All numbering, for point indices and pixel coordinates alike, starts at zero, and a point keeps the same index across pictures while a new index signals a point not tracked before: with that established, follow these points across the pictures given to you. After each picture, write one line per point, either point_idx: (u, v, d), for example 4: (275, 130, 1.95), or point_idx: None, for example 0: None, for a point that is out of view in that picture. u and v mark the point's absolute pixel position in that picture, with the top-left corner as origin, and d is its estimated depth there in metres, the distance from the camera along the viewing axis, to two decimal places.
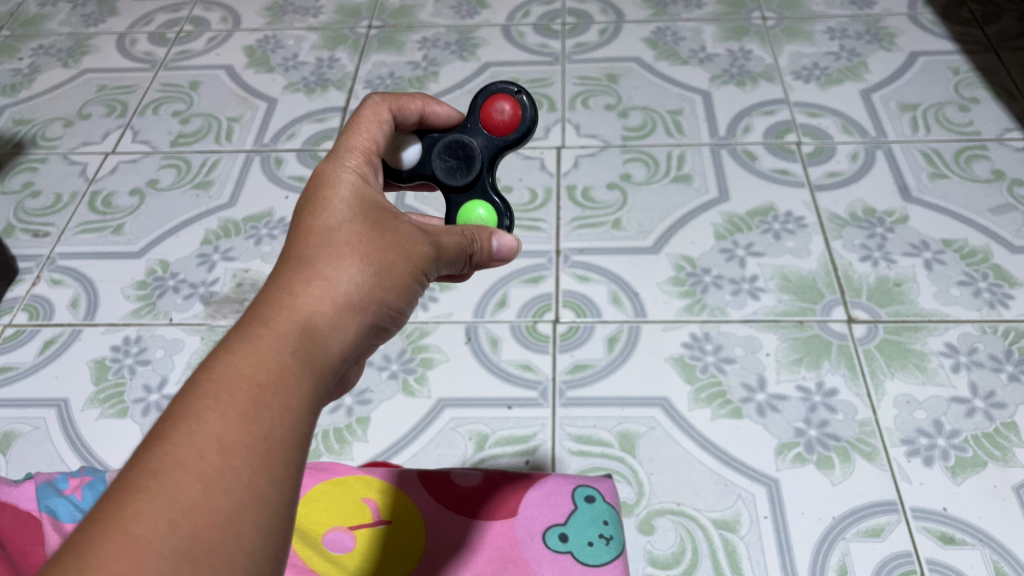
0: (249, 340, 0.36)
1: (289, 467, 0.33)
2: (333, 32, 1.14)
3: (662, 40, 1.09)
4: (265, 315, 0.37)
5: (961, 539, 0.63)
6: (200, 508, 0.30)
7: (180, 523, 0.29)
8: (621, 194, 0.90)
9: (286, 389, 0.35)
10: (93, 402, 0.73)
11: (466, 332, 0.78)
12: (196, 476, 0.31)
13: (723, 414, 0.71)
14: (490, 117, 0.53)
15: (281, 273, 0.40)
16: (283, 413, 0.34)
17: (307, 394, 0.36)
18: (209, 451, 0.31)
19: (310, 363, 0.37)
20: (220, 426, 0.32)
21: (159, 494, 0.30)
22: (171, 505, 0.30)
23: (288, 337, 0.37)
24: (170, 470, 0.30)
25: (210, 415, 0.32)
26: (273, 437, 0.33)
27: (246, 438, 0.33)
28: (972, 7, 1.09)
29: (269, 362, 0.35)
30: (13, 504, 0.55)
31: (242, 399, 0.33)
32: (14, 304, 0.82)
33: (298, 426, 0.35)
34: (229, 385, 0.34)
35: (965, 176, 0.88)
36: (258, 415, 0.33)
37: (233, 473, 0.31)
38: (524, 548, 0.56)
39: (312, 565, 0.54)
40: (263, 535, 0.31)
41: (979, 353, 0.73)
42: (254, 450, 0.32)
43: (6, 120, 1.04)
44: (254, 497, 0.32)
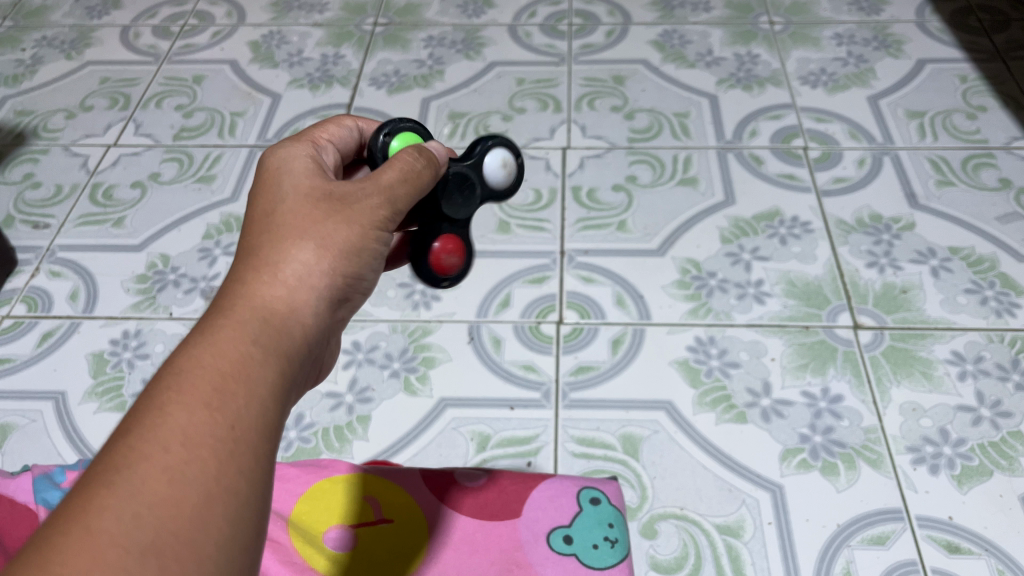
0: (205, 334, 0.35)
1: (257, 454, 0.33)
2: (339, 29, 1.13)
3: (670, 43, 1.09)
4: (224, 309, 0.37)
5: (967, 548, 0.62)
6: (167, 500, 0.29)
7: (146, 517, 0.29)
8: (627, 196, 0.89)
9: (247, 375, 0.35)
10: (92, 395, 0.72)
11: (469, 331, 0.77)
12: (161, 469, 0.30)
13: (727, 418, 0.70)
14: (456, 245, 0.51)
15: (243, 265, 0.40)
16: (247, 400, 0.34)
17: (270, 377, 0.35)
18: (173, 443, 0.31)
19: (272, 349, 0.36)
20: (183, 418, 0.32)
21: (123, 489, 0.29)
22: (136, 499, 0.29)
23: (247, 329, 0.36)
24: (134, 466, 0.30)
25: (173, 407, 0.32)
26: (239, 424, 0.33)
27: (212, 428, 0.32)
28: (980, 16, 1.09)
29: (230, 351, 0.35)
30: (9, 497, 0.54)
31: (203, 389, 0.33)
32: (12, 295, 0.81)
33: (264, 411, 0.34)
34: (189, 378, 0.33)
35: (972, 184, 0.88)
36: (222, 403, 0.33)
37: (199, 463, 0.31)
38: (529, 550, 0.55)
39: (313, 565, 0.53)
40: (236, 530, 0.31)
41: (986, 361, 0.73)
42: (221, 440, 0.32)
43: (7, 111, 1.03)
44: (223, 487, 0.31)
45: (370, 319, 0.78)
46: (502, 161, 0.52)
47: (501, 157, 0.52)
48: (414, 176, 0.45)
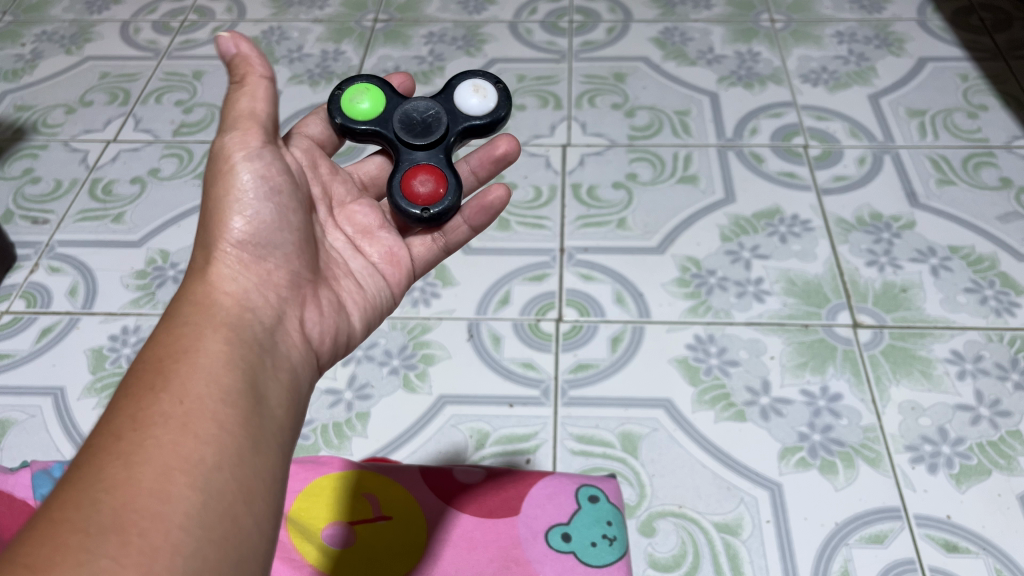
0: (153, 346, 0.41)
1: (206, 421, 0.38)
2: (339, 25, 1.13)
3: (671, 40, 1.08)
4: (174, 319, 0.43)
5: (965, 548, 0.62)
6: (123, 482, 0.34)
7: (104, 500, 0.33)
8: (627, 194, 0.89)
9: (187, 356, 0.40)
10: (91, 391, 0.72)
11: (468, 328, 0.77)
12: (116, 457, 0.35)
13: (725, 416, 0.70)
14: (424, 172, 0.55)
15: (192, 280, 0.45)
16: (187, 380, 0.39)
17: (208, 350, 0.41)
18: (123, 435, 0.36)
19: (217, 331, 0.42)
20: (128, 415, 0.37)
21: (85, 482, 0.34)
22: (95, 487, 0.34)
23: (188, 328, 0.42)
24: (93, 463, 0.35)
25: (122, 408, 0.38)
26: (185, 399, 0.38)
27: (156, 414, 0.37)
28: (982, 15, 1.09)
29: (173, 350, 0.41)
30: (8, 492, 0.55)
31: (143, 387, 0.39)
32: (12, 290, 0.81)
33: (210, 381, 0.39)
34: (134, 383, 0.39)
35: (973, 183, 0.88)
36: (163, 391, 0.38)
37: (151, 441, 0.36)
38: (527, 547, 0.55)
39: (312, 561, 0.53)
40: (199, 489, 0.35)
41: (985, 361, 0.73)
42: (168, 419, 0.37)
43: (7, 106, 1.03)
44: (177, 455, 0.36)
45: None
46: (471, 91, 0.59)
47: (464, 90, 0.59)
48: (257, 113, 0.48)
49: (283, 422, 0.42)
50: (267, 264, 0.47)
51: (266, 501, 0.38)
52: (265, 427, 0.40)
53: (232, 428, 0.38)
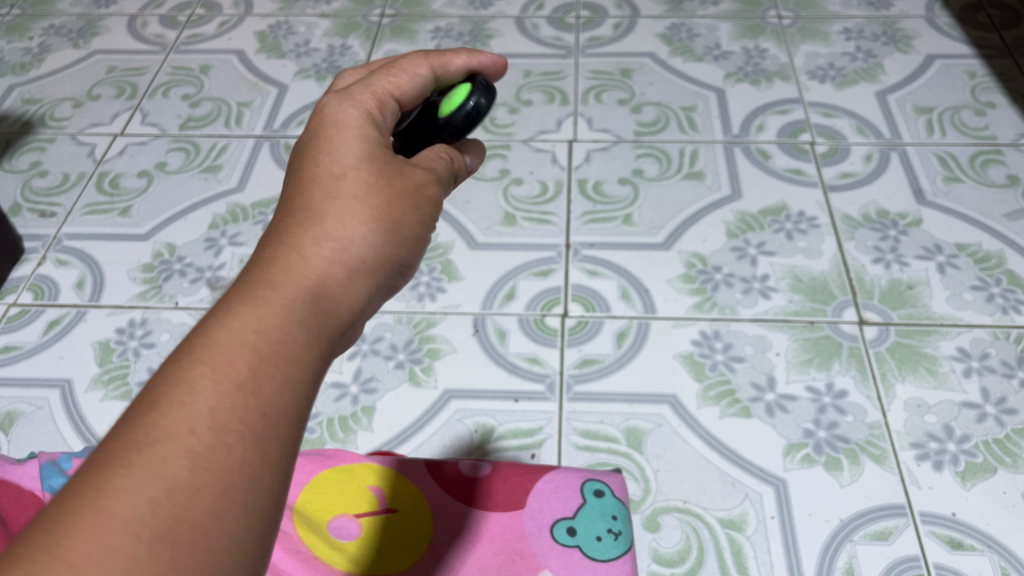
0: (255, 301, 0.33)
1: (289, 446, 0.31)
2: (346, 20, 1.13)
3: (677, 37, 1.08)
4: (273, 275, 0.35)
5: (969, 545, 0.62)
6: (183, 487, 0.27)
7: (160, 502, 0.27)
8: (633, 189, 0.89)
9: (291, 346, 0.33)
10: (97, 383, 0.73)
11: (474, 323, 0.77)
12: (184, 450, 0.28)
13: (731, 413, 0.70)
14: None
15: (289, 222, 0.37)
16: (285, 383, 0.32)
17: (306, 349, 0.33)
18: (200, 423, 0.29)
19: (316, 332, 0.34)
20: (215, 397, 0.30)
21: (141, 470, 0.27)
22: (153, 479, 0.27)
23: (297, 299, 0.34)
24: (155, 444, 0.28)
25: (204, 376, 0.30)
26: (272, 410, 0.31)
27: (243, 413, 0.30)
28: (990, 12, 1.08)
29: (276, 326, 0.33)
30: (17, 483, 0.56)
31: (241, 369, 0.31)
32: (19, 283, 0.81)
33: (301, 396, 0.32)
34: (227, 351, 0.31)
35: (979, 180, 0.88)
36: (258, 383, 0.31)
37: (228, 452, 0.29)
38: (531, 541, 0.55)
39: (316, 551, 0.53)
40: (258, 525, 0.29)
41: (991, 359, 0.73)
42: (252, 427, 0.30)
43: (15, 99, 1.03)
44: (251, 478, 0.29)
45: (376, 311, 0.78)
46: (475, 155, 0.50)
47: None
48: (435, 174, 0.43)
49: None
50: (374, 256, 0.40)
51: None
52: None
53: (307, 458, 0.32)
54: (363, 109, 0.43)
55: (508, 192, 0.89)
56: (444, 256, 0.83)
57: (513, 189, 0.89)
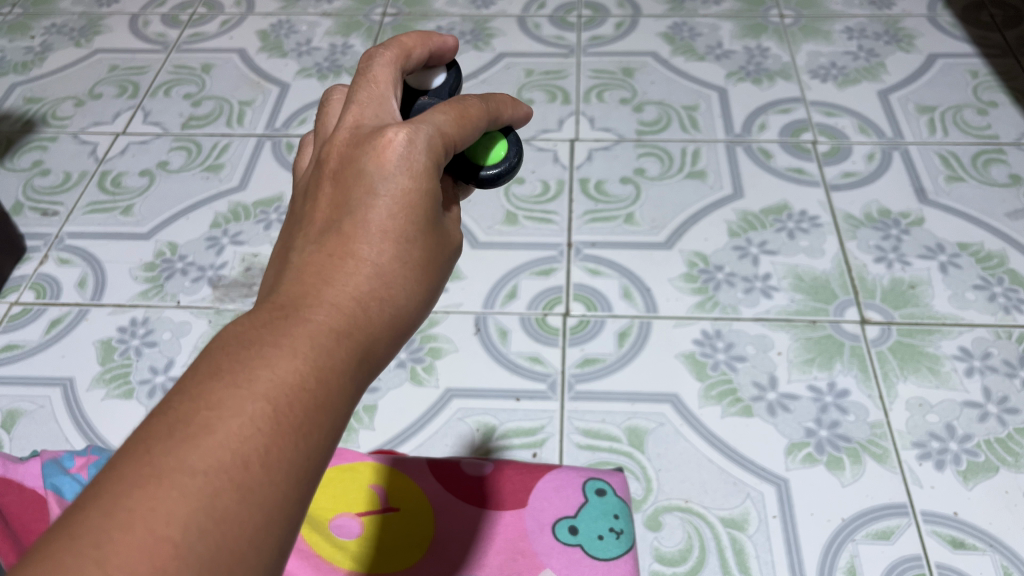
0: (310, 334, 0.34)
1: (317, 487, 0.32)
2: (348, 19, 1.13)
3: (679, 36, 1.08)
4: (324, 305, 0.35)
5: (972, 544, 0.62)
6: (230, 519, 0.28)
7: (209, 533, 0.28)
8: (634, 189, 0.89)
9: (337, 390, 0.34)
10: (99, 382, 0.73)
11: (476, 322, 0.77)
12: (235, 483, 0.29)
13: (733, 412, 0.70)
14: None
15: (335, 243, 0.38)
16: (327, 428, 0.33)
17: (349, 393, 0.34)
18: (253, 459, 0.30)
19: (358, 377, 0.35)
20: (269, 436, 0.30)
21: (193, 495, 0.28)
22: (205, 508, 0.28)
23: (348, 340, 0.35)
24: (209, 472, 0.29)
25: (261, 409, 0.31)
26: (312, 456, 0.32)
27: (289, 456, 0.31)
28: (992, 11, 1.08)
29: (327, 367, 0.34)
30: (19, 482, 0.57)
31: (297, 409, 0.32)
32: (21, 282, 0.81)
33: (335, 444, 0.33)
34: (286, 390, 0.32)
35: (982, 180, 0.87)
36: (308, 427, 0.32)
37: (270, 489, 0.30)
38: (533, 540, 0.55)
39: (319, 551, 0.53)
40: (278, 561, 0.30)
41: (993, 358, 0.73)
42: (294, 470, 0.31)
43: (16, 98, 1.04)
44: (283, 517, 0.30)
45: None
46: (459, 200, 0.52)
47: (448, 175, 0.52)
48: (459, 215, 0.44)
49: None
50: None
51: None
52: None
53: None
54: (451, 125, 0.41)
55: (510, 191, 0.89)
56: None
57: (515, 188, 0.89)
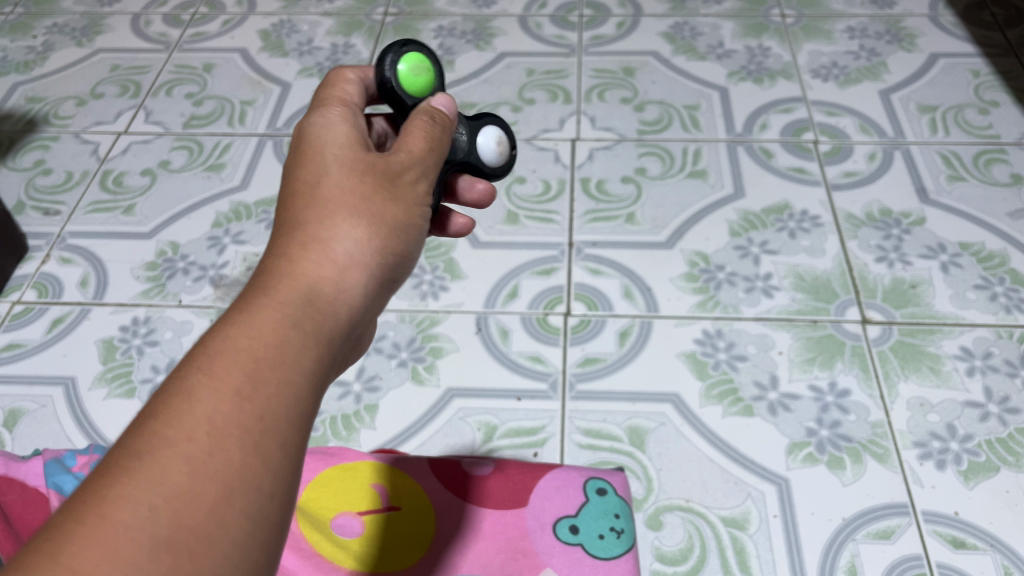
0: (246, 312, 0.34)
1: (288, 443, 0.31)
2: (349, 18, 1.13)
3: (681, 35, 1.08)
4: (267, 286, 0.35)
5: (972, 544, 0.62)
6: (184, 492, 0.28)
7: (162, 509, 0.27)
8: (636, 188, 0.89)
9: (284, 350, 0.33)
10: (101, 381, 0.73)
11: (477, 322, 0.77)
12: (184, 459, 0.29)
13: (734, 411, 0.70)
14: None
15: (283, 235, 0.38)
16: (281, 387, 0.32)
17: (303, 350, 0.34)
18: (198, 431, 0.29)
19: (313, 333, 0.34)
20: (211, 405, 0.30)
21: (140, 478, 0.28)
22: (155, 488, 0.28)
23: (290, 305, 0.34)
24: (154, 454, 0.28)
25: (201, 387, 0.31)
26: (267, 413, 0.31)
27: (239, 418, 0.30)
28: (994, 10, 1.08)
29: (268, 332, 0.33)
30: (21, 481, 0.57)
31: (237, 375, 0.31)
32: (23, 282, 0.82)
33: (297, 399, 0.33)
34: (220, 359, 0.32)
35: (983, 179, 0.87)
36: (253, 389, 0.31)
37: (224, 454, 0.29)
38: (534, 539, 0.55)
39: (320, 550, 0.53)
40: (257, 525, 0.29)
41: (995, 358, 0.73)
42: (247, 430, 0.30)
43: (18, 97, 1.04)
44: (249, 480, 0.30)
45: None
46: (496, 139, 0.51)
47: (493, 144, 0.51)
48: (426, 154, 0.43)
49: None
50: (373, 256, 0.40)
51: None
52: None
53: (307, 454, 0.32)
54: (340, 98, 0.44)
55: (511, 191, 0.89)
56: (447, 255, 0.83)
57: (516, 187, 0.89)
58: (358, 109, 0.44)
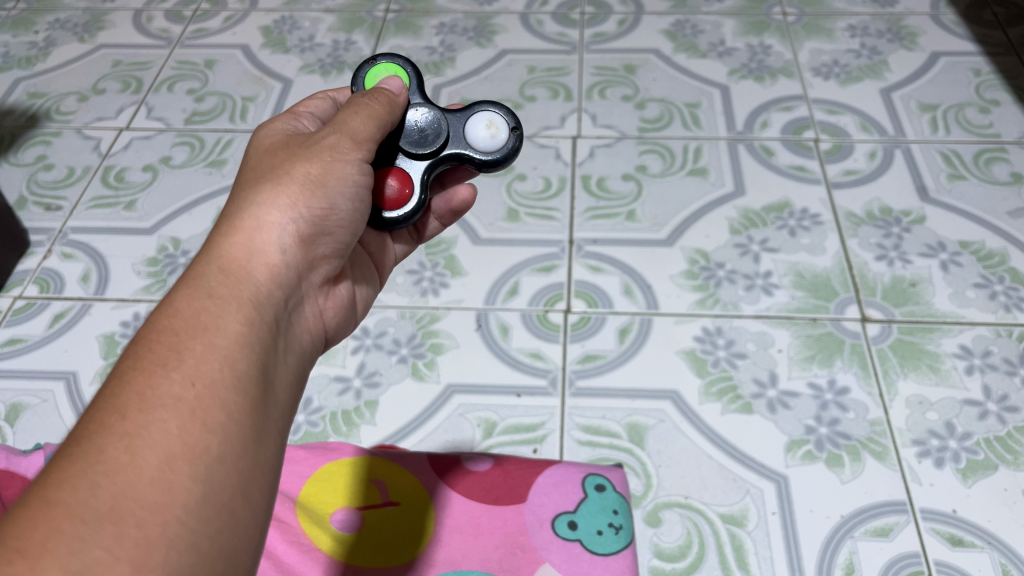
0: (172, 306, 0.38)
1: (219, 408, 0.35)
2: (350, 15, 1.13)
3: (682, 33, 1.08)
4: (196, 280, 0.39)
5: (970, 542, 0.62)
6: (122, 466, 0.31)
7: (103, 483, 0.31)
8: (636, 185, 0.89)
9: (205, 330, 0.37)
10: (102, 376, 0.73)
11: (477, 318, 0.78)
12: (118, 437, 0.32)
13: (733, 408, 0.70)
14: (401, 178, 0.50)
15: (215, 239, 0.42)
16: (204, 360, 0.36)
17: (228, 328, 0.37)
18: (130, 410, 0.33)
19: (237, 312, 0.38)
20: (140, 386, 0.34)
21: (82, 458, 0.31)
22: (94, 464, 0.31)
23: (214, 294, 0.38)
24: (93, 437, 0.32)
25: (132, 374, 0.35)
26: (196, 385, 0.35)
27: (169, 394, 0.34)
28: (995, 9, 1.08)
29: (189, 316, 0.37)
30: (23, 474, 0.57)
31: (164, 356, 0.35)
32: (24, 277, 0.82)
33: (224, 368, 0.36)
34: (150, 349, 0.36)
35: (983, 178, 0.88)
36: (178, 365, 0.35)
37: (159, 425, 0.33)
38: (533, 534, 0.56)
39: (320, 545, 0.54)
40: (200, 482, 0.33)
41: (993, 356, 0.73)
42: (177, 402, 0.34)
43: (20, 93, 1.04)
44: (184, 445, 0.33)
45: (378, 305, 0.79)
46: (485, 122, 0.52)
47: (481, 126, 0.52)
48: (354, 135, 0.46)
49: (285, 414, 0.39)
50: (308, 244, 0.44)
51: (264, 489, 0.36)
52: (265, 416, 0.37)
53: (240, 415, 0.35)
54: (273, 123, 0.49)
55: (511, 188, 0.89)
56: (448, 251, 0.83)
57: (517, 184, 0.90)
58: (290, 126, 0.49)
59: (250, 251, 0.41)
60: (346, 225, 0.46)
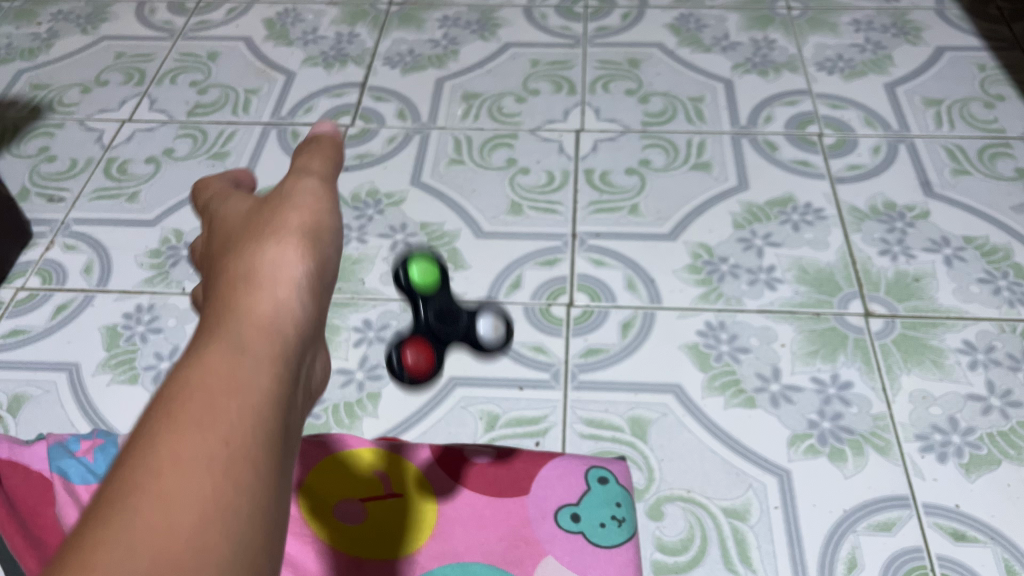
0: (192, 365, 0.36)
1: (257, 453, 0.33)
2: (354, 8, 1.13)
3: (686, 27, 1.08)
4: (211, 340, 0.38)
5: (973, 537, 0.62)
6: (165, 529, 0.30)
7: (145, 549, 0.29)
8: (640, 179, 0.89)
9: (234, 383, 0.35)
10: (105, 367, 0.73)
11: (480, 311, 0.77)
12: (155, 499, 0.30)
13: (735, 403, 0.70)
14: (420, 349, 0.53)
15: (219, 303, 0.41)
16: (239, 411, 0.34)
17: (258, 380, 0.36)
18: (162, 468, 0.31)
19: (261, 362, 0.37)
20: (170, 444, 0.32)
21: (121, 522, 0.29)
22: (135, 528, 0.29)
23: (233, 348, 0.37)
24: (126, 503, 0.30)
25: (162, 433, 0.33)
26: (232, 437, 0.33)
27: (204, 448, 0.32)
28: (1000, 4, 1.08)
29: (215, 371, 0.36)
30: (25, 465, 0.58)
31: (191, 410, 0.34)
32: (27, 268, 0.82)
33: (258, 417, 0.35)
34: (175, 409, 0.34)
35: (988, 173, 0.87)
36: (208, 417, 0.34)
37: (194, 482, 0.31)
38: (536, 527, 0.56)
39: (323, 539, 0.54)
40: (249, 529, 0.31)
41: (997, 351, 0.73)
42: (213, 458, 0.32)
43: (23, 84, 1.04)
44: (229, 495, 0.31)
45: (380, 298, 0.79)
46: (494, 324, 0.55)
47: (490, 330, 0.54)
48: (315, 193, 0.48)
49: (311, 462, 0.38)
50: (314, 297, 0.43)
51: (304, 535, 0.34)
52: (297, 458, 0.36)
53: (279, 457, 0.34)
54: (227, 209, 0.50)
55: (515, 181, 0.89)
56: (450, 244, 0.83)
57: (520, 178, 0.89)
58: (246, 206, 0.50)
59: (265, 310, 0.40)
60: (333, 273, 0.46)
